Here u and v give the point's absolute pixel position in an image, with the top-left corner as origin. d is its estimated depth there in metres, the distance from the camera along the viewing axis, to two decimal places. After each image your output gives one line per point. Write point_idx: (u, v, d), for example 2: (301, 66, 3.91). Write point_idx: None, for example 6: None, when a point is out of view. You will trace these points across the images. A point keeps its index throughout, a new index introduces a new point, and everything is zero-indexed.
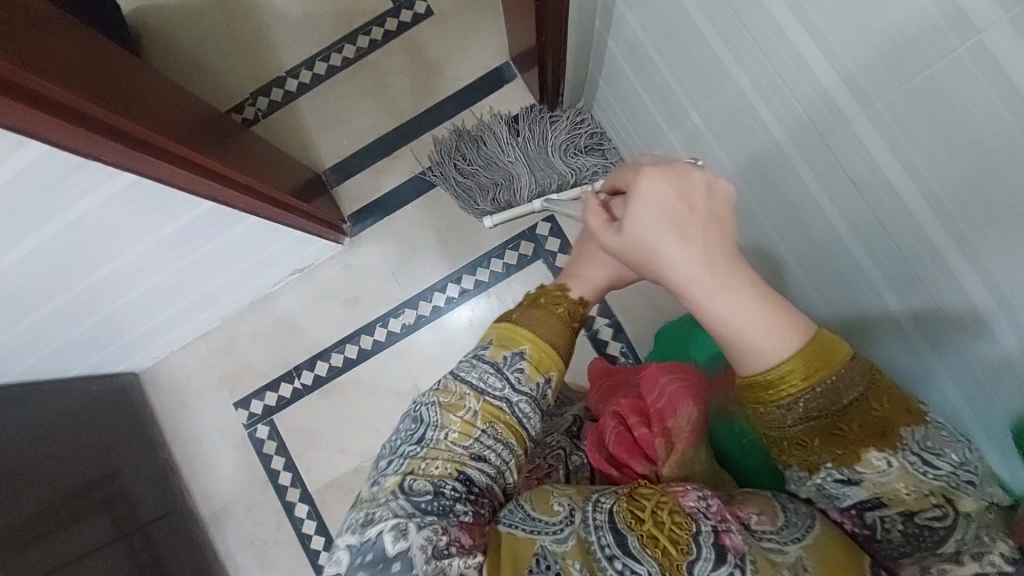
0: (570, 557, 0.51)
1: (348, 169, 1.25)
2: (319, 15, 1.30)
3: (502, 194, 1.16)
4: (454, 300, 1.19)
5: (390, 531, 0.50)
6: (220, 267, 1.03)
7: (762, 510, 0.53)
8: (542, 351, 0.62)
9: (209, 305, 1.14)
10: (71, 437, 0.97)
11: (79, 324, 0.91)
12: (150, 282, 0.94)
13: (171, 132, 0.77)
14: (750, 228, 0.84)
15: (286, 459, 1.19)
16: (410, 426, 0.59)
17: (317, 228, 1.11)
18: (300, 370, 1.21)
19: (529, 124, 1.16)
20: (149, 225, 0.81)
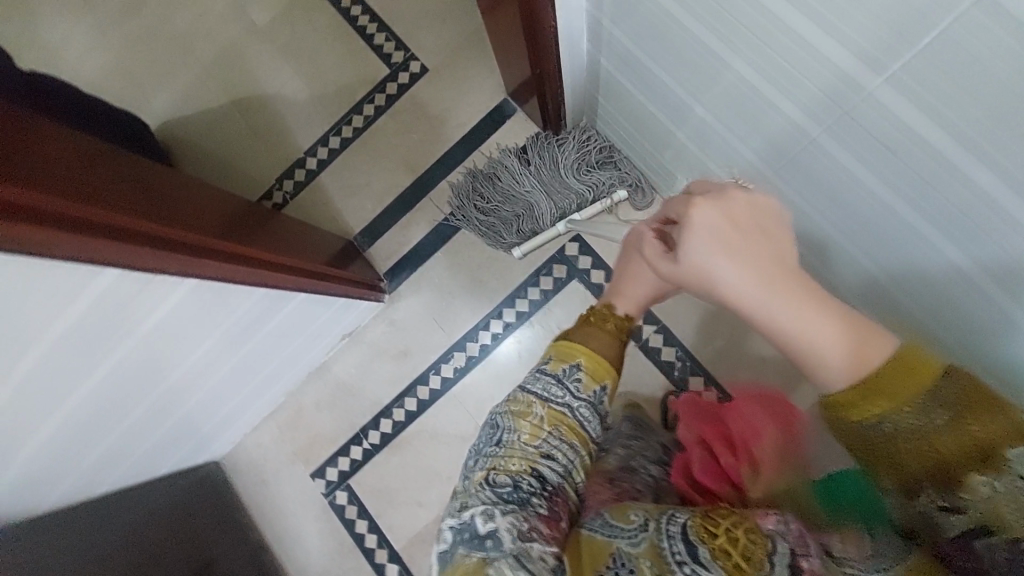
0: (643, 556, 0.53)
1: (377, 230, 1.30)
2: (325, 94, 1.37)
3: (525, 224, 1.19)
4: (499, 335, 1.21)
5: (481, 515, 0.54)
6: (276, 348, 1.08)
7: (844, 537, 0.48)
8: (597, 362, 0.65)
9: (274, 384, 1.19)
10: (169, 535, 1.01)
11: (161, 425, 0.96)
12: (217, 375, 0.99)
13: (216, 234, 0.83)
14: None
15: (368, 521, 1.21)
16: (488, 431, 0.64)
17: (358, 290, 1.16)
18: (366, 431, 1.24)
19: (538, 151, 1.19)
20: (211, 323, 0.86)
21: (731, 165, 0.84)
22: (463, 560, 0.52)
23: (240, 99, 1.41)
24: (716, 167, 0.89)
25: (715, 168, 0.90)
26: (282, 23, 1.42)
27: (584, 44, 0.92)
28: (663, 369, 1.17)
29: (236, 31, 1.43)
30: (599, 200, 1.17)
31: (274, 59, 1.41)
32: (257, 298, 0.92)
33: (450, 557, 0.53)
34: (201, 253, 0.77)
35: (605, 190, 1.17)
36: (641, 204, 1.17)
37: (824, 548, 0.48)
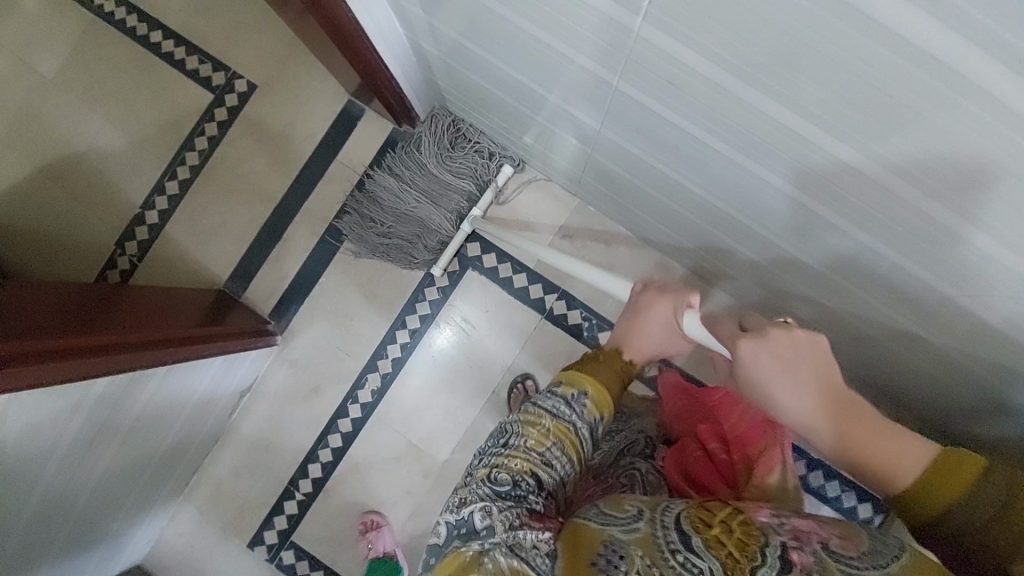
0: (635, 544, 0.53)
1: (247, 271, 1.19)
2: (146, 136, 1.22)
3: (427, 237, 1.15)
4: (408, 344, 1.17)
5: (480, 511, 0.61)
6: (161, 425, 0.96)
7: (845, 537, 0.52)
8: (602, 394, 0.74)
9: (177, 464, 1.09)
10: None
11: (48, 553, 0.83)
12: (96, 473, 0.85)
13: (20, 333, 0.69)
14: (627, 160, 0.84)
15: (324, 571, 1.15)
16: (498, 437, 0.70)
17: (239, 343, 1.05)
18: (296, 482, 1.16)
19: (404, 158, 1.15)
20: (65, 417, 0.72)
21: (577, 131, 0.85)
22: (459, 550, 0.58)
23: (44, 164, 1.22)
24: (563, 133, 0.89)
25: (562, 135, 0.90)
26: (70, 68, 1.23)
27: (399, 30, 0.88)
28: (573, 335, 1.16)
29: (15, 86, 1.23)
30: (481, 183, 1.14)
31: (72, 110, 1.23)
32: (104, 404, 0.78)
33: (447, 547, 0.59)
34: (7, 362, 0.63)
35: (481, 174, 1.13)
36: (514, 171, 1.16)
37: (820, 544, 0.51)
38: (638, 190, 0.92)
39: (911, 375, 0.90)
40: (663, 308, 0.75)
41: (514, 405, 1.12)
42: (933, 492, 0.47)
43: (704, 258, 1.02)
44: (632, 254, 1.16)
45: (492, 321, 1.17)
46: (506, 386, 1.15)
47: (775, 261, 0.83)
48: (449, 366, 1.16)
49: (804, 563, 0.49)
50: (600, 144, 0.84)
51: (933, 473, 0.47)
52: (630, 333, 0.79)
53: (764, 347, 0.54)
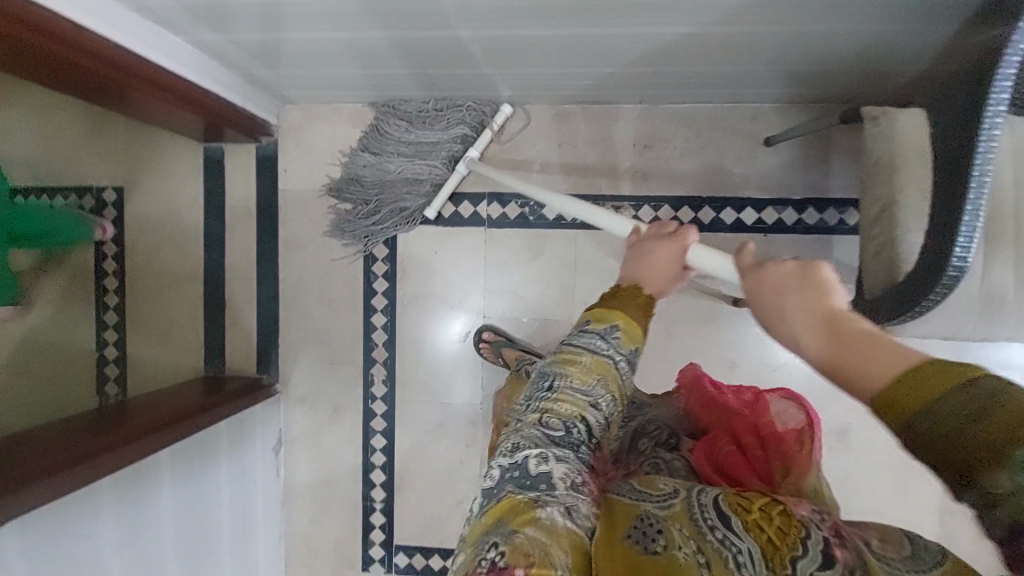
0: (671, 519, 0.50)
1: (217, 347, 1.19)
2: (63, 289, 1.22)
3: (415, 202, 1.12)
4: (388, 323, 1.16)
5: (536, 457, 0.54)
6: (212, 499, 1.00)
7: (884, 536, 0.47)
8: (634, 324, 0.63)
9: (255, 536, 1.12)
10: None
11: None
12: (171, 564, 0.90)
13: (35, 461, 0.76)
14: (428, 16, 0.77)
15: (439, 553, 1.17)
16: (540, 380, 0.62)
17: (248, 398, 1.09)
18: (368, 496, 1.17)
19: (382, 131, 1.11)
20: (90, 530, 0.77)
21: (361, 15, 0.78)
22: (512, 495, 0.51)
23: None
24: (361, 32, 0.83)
25: (362, 32, 0.83)
26: None
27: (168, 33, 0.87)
28: (522, 228, 1.12)
29: None
30: (476, 125, 1.09)
31: None
32: (115, 503, 0.81)
33: (499, 492, 0.53)
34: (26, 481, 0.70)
35: (464, 124, 1.08)
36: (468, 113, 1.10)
37: (862, 541, 0.46)
38: (468, 41, 0.85)
39: (822, 50, 0.84)
40: (674, 255, 0.68)
41: (492, 356, 1.10)
42: (910, 399, 0.33)
43: (582, 75, 0.96)
44: (527, 119, 1.11)
45: (446, 260, 1.14)
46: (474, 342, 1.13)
47: (625, 19, 0.76)
48: (435, 324, 1.15)
49: (845, 561, 0.44)
50: (386, 16, 0.77)
51: (909, 378, 0.34)
52: (639, 272, 0.68)
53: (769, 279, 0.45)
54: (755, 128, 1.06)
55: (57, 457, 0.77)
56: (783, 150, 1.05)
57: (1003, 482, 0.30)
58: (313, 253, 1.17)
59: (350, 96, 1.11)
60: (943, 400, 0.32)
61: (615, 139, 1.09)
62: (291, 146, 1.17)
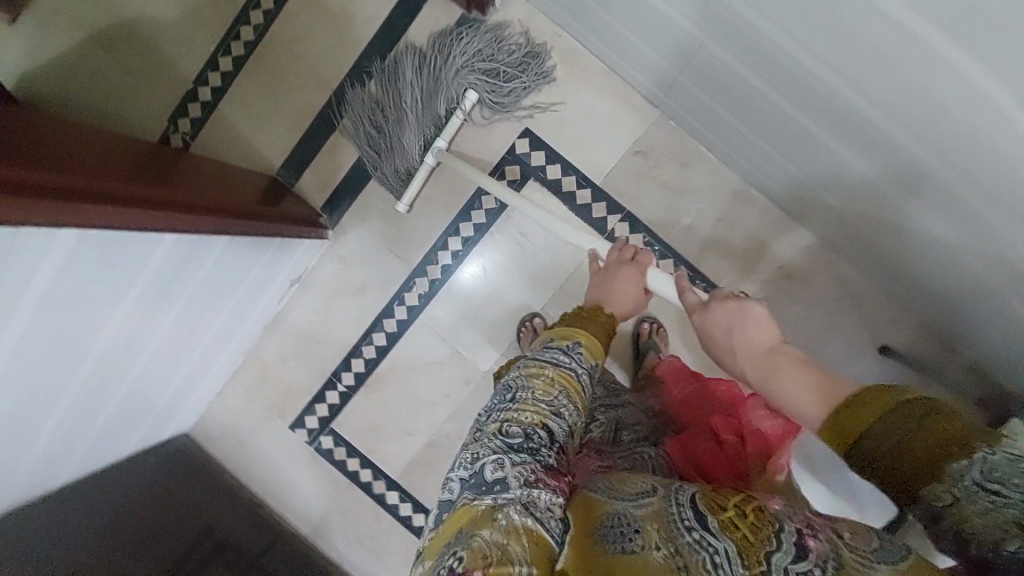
0: (646, 518, 0.46)
1: (301, 160, 1.15)
2: (199, 4, 1.13)
3: (420, 136, 1.03)
4: (460, 253, 1.13)
5: (492, 464, 0.51)
6: (215, 302, 0.97)
7: (856, 529, 0.44)
8: (597, 343, 0.67)
9: (224, 345, 1.11)
10: (155, 508, 1.01)
11: (107, 407, 0.89)
12: (153, 339, 0.87)
13: (117, 181, 0.70)
14: (736, 56, 0.70)
15: (360, 458, 1.20)
16: (502, 394, 0.61)
17: (300, 228, 1.05)
18: (339, 373, 1.18)
19: (441, 54, 1.02)
20: (125, 281, 0.72)
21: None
22: (471, 504, 0.48)
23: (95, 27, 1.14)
24: (665, 9, 0.73)
25: (666, 10, 0.73)
26: None
27: None
28: None
29: None
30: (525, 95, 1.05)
31: None
32: (152, 269, 0.76)
33: (456, 501, 0.50)
34: (117, 201, 0.66)
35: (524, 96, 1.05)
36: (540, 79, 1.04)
37: (833, 533, 0.43)
38: (740, 97, 0.77)
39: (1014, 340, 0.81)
40: (634, 274, 0.80)
41: (525, 341, 1.10)
42: (838, 428, 0.39)
43: (796, 191, 0.92)
44: (708, 177, 1.06)
45: (548, 238, 1.12)
46: (519, 323, 1.13)
47: (896, 193, 0.70)
48: (497, 282, 1.14)
49: (819, 551, 0.41)
50: (705, 24, 0.69)
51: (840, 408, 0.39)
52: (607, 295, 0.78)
53: (738, 319, 0.56)
54: (884, 332, 1.04)
55: (139, 187, 0.72)
56: (890, 366, 1.05)
57: (943, 497, 0.35)
58: None
59: (581, 37, 1.02)
60: (892, 413, 0.37)
61: (766, 252, 1.05)
62: None
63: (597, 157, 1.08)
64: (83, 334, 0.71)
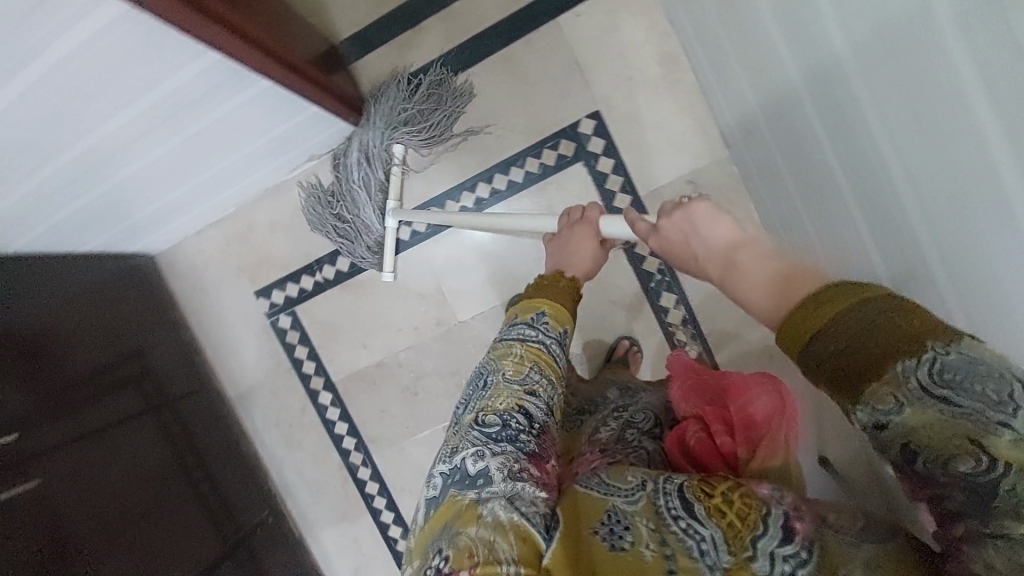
0: (638, 514, 0.55)
1: (369, 42, 1.09)
2: None
3: (373, 208, 1.06)
4: (484, 202, 1.10)
5: (472, 457, 0.59)
6: (226, 143, 0.93)
7: (845, 513, 0.53)
8: (562, 308, 0.71)
9: (222, 189, 1.08)
10: (82, 313, 1.00)
11: (80, 195, 0.86)
12: (154, 151, 0.85)
13: None
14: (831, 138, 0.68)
15: (309, 349, 1.20)
16: (477, 385, 0.68)
17: (340, 108, 1.01)
18: (321, 263, 1.17)
19: (362, 125, 1.04)
20: (145, 75, 0.70)
21: (807, 60, 0.65)
22: (455, 498, 0.55)
23: None
24: (786, 61, 0.70)
25: (787, 63, 0.70)
26: None
27: None
28: (640, 279, 1.13)
29: None
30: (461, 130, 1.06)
31: None
32: (170, 87, 0.74)
33: (441, 497, 0.57)
34: None
35: (451, 122, 1.05)
36: (457, 92, 1.04)
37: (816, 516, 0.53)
38: (815, 177, 0.75)
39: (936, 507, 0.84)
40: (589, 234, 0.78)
41: None
42: (803, 323, 0.38)
43: None
44: None
45: None
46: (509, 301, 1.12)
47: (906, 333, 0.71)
48: (504, 245, 1.12)
49: (804, 532, 0.50)
50: (815, 96, 0.67)
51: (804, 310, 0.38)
52: (564, 260, 0.77)
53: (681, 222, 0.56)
54: None
55: None
56: None
57: (886, 402, 0.34)
58: (510, 88, 1.06)
59: (690, 45, 0.98)
60: (857, 307, 0.36)
61: None
62: (608, 6, 1.02)
63: (651, 169, 1.05)
64: (76, 121, 0.69)
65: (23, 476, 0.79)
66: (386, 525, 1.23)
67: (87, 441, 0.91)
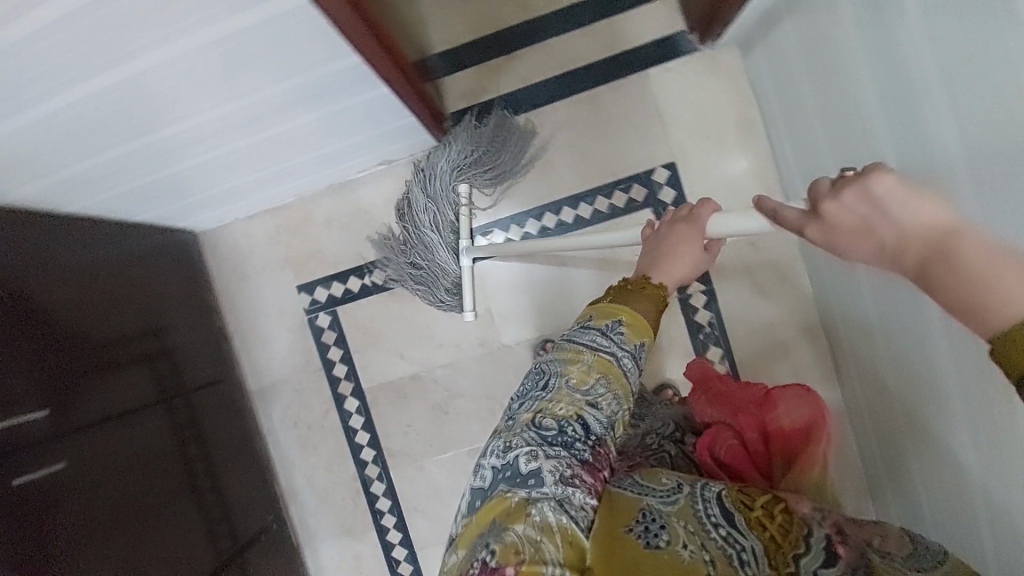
0: (674, 516, 0.55)
1: (460, 61, 1.12)
2: None
3: (445, 253, 1.06)
4: (548, 231, 1.11)
5: (526, 455, 0.55)
6: (310, 141, 0.93)
7: (886, 534, 0.53)
8: (637, 317, 0.64)
9: (288, 181, 1.07)
10: (121, 287, 0.95)
11: (149, 174, 0.85)
12: (228, 147, 0.84)
13: None
14: None
15: (344, 352, 1.17)
16: (535, 379, 0.62)
17: (431, 122, 1.02)
18: (372, 267, 1.16)
19: (425, 179, 1.05)
20: (267, 74, 0.70)
21: (908, 153, 0.68)
22: (505, 494, 0.53)
23: None
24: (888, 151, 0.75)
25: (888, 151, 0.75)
26: None
27: None
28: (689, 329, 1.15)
29: None
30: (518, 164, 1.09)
31: None
32: (278, 89, 0.74)
33: (491, 490, 0.54)
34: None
35: (519, 153, 1.08)
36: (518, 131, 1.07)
37: (866, 542, 0.52)
38: None
39: None
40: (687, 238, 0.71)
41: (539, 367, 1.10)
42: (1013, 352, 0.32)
43: (870, 362, 0.95)
44: None
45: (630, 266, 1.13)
46: (536, 345, 1.13)
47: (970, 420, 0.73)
48: (558, 277, 1.13)
49: (848, 557, 0.50)
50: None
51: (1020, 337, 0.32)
52: (655, 262, 0.71)
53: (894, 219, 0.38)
54: None
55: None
56: None
57: None
58: (591, 127, 1.10)
59: (772, 116, 1.03)
60: None
61: None
62: (697, 67, 1.08)
63: None
64: (171, 107, 0.69)
65: (44, 458, 0.76)
66: (391, 545, 1.19)
67: (112, 423, 0.87)
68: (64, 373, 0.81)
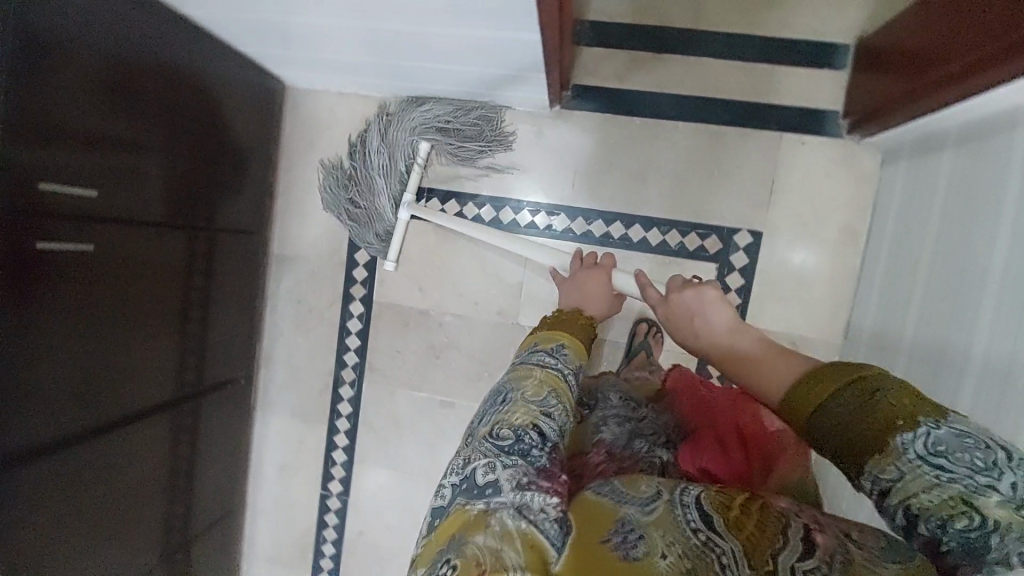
0: (651, 524, 0.48)
1: (606, 38, 1.06)
2: None
3: (388, 204, 1.09)
4: (610, 240, 1.08)
5: (483, 466, 0.51)
6: (430, 55, 0.88)
7: (866, 527, 0.48)
8: (577, 342, 0.68)
9: (392, 79, 1.03)
10: (198, 107, 0.94)
11: (262, 13, 0.82)
12: (343, 24, 0.80)
13: None
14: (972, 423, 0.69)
15: (370, 259, 1.17)
16: (494, 400, 0.60)
17: (554, 88, 0.97)
18: (431, 195, 1.14)
19: (389, 127, 1.08)
20: None
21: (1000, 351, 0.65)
22: (464, 508, 0.48)
23: None
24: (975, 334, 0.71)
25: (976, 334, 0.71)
26: None
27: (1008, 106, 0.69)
28: None
29: None
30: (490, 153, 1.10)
31: None
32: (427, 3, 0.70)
33: (449, 506, 0.50)
34: None
35: (491, 146, 1.09)
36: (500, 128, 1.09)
37: (842, 531, 0.48)
38: None
39: None
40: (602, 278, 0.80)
41: None
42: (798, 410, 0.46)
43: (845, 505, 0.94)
44: None
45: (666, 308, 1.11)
46: None
47: None
48: None
49: (826, 545, 0.46)
50: (982, 382, 0.67)
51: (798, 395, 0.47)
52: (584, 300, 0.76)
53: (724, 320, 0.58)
54: None
55: None
56: None
57: (888, 470, 0.41)
58: (700, 162, 1.05)
59: (878, 236, 0.98)
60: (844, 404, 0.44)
61: None
62: (830, 154, 1.02)
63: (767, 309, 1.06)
64: None
65: (79, 234, 0.78)
66: (334, 447, 1.23)
67: (138, 229, 0.88)
68: (113, 167, 0.81)
